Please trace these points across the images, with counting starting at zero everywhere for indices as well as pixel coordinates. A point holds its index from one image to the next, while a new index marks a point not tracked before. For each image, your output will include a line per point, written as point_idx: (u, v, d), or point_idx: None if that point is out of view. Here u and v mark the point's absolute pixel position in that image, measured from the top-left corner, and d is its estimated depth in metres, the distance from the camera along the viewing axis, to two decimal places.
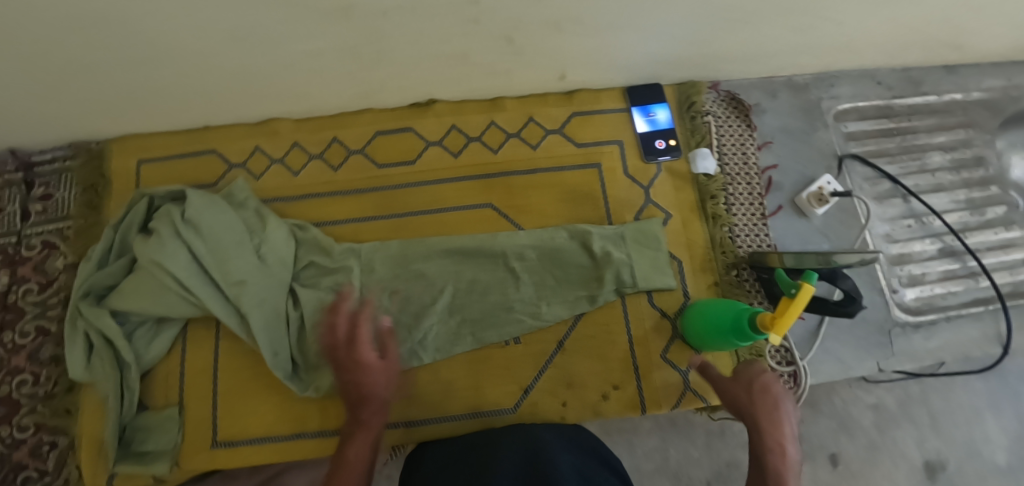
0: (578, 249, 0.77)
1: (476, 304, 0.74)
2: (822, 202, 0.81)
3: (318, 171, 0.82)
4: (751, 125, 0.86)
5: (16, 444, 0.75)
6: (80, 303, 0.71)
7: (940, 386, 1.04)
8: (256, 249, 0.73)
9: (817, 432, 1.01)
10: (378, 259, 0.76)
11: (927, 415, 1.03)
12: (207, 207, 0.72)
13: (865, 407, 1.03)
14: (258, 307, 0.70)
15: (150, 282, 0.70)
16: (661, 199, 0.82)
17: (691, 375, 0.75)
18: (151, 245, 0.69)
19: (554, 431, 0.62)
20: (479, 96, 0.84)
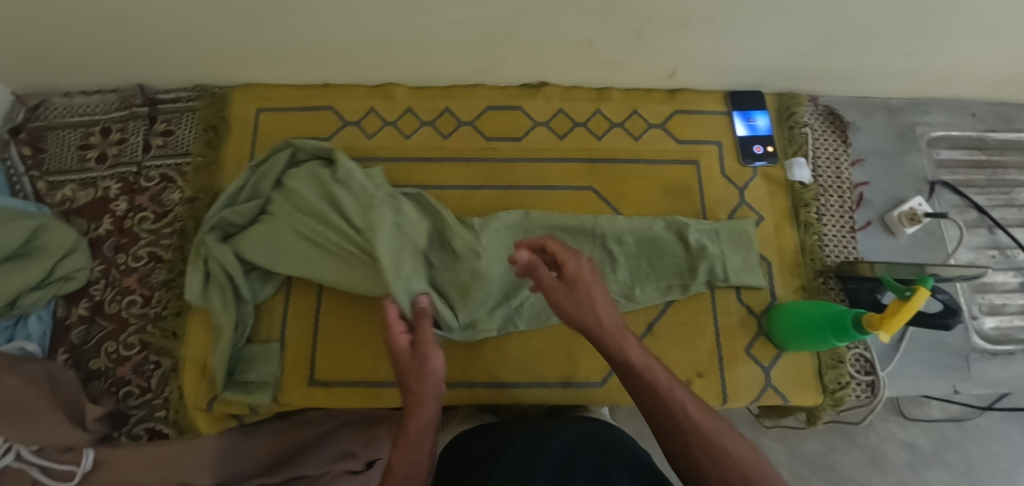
0: (672, 239, 0.79)
1: None
2: (914, 221, 0.83)
3: (429, 137, 0.86)
4: (847, 141, 0.89)
5: (121, 360, 0.79)
6: (206, 236, 0.74)
7: (980, 433, 1.04)
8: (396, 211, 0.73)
9: (848, 463, 1.02)
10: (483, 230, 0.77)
11: (961, 461, 1.02)
12: (338, 166, 0.76)
13: (899, 445, 1.03)
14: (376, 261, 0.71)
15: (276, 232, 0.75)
16: (756, 201, 0.84)
17: (773, 373, 0.77)
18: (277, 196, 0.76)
19: (575, 430, 0.62)
20: (588, 84, 0.88)
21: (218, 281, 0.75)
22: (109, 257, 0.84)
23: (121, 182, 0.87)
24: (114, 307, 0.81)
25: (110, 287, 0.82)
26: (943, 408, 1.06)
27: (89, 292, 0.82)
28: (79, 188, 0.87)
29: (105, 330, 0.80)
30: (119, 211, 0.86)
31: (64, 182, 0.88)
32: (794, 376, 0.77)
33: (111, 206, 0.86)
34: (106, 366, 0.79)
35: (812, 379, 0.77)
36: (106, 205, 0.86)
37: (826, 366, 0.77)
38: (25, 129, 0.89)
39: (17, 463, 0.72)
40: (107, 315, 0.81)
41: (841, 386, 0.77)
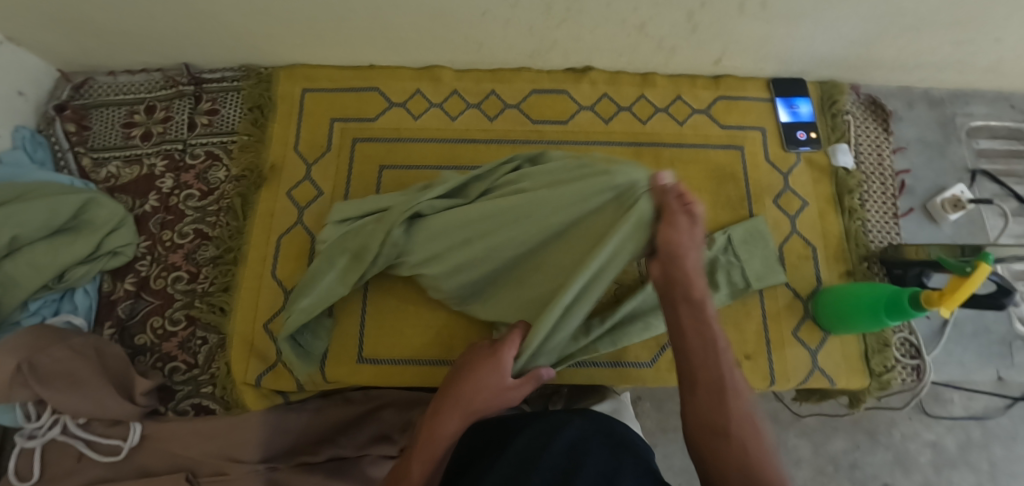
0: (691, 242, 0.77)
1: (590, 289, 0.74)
2: (957, 208, 0.84)
3: (475, 119, 0.87)
4: (888, 129, 0.90)
5: (167, 335, 0.78)
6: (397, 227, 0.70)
7: (1004, 434, 1.05)
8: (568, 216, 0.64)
9: (873, 461, 1.02)
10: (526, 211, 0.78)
11: (987, 462, 1.03)
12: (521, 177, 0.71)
13: (924, 444, 1.04)
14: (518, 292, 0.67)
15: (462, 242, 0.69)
16: (800, 187, 0.85)
17: (819, 356, 0.77)
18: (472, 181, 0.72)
19: (584, 422, 0.54)
20: (633, 69, 0.89)
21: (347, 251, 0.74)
22: (155, 233, 0.84)
23: (166, 160, 0.87)
24: (160, 283, 0.81)
25: (155, 264, 0.82)
26: (967, 406, 1.06)
27: (135, 268, 0.82)
28: (123, 165, 0.88)
29: (151, 305, 0.80)
30: (165, 188, 0.86)
31: (109, 159, 0.88)
32: (841, 360, 0.77)
33: (156, 183, 0.86)
34: (152, 341, 0.79)
35: (858, 362, 0.77)
36: (152, 182, 0.86)
37: (872, 349, 0.78)
38: (69, 106, 0.90)
39: (63, 436, 0.71)
40: (153, 291, 0.81)
41: (887, 370, 0.77)
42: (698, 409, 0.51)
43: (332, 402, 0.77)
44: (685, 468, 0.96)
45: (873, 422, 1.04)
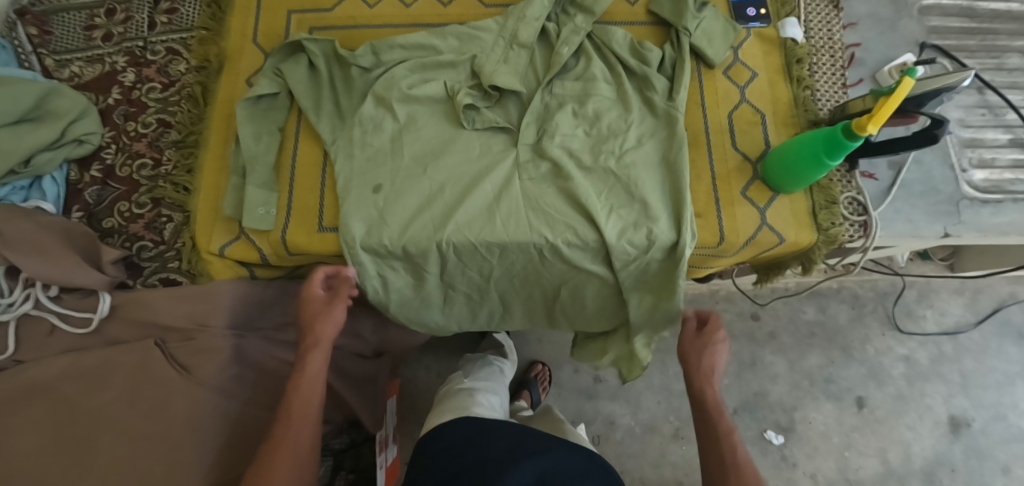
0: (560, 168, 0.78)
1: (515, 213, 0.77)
2: (904, 73, 0.85)
3: (430, 6, 0.88)
4: (838, 6, 0.90)
5: (134, 218, 0.80)
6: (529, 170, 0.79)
7: (974, 347, 1.21)
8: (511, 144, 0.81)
9: (846, 375, 1.19)
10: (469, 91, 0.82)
11: (957, 374, 1.19)
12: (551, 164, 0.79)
13: (897, 358, 1.20)
14: (709, 28, 0.85)
15: (372, 163, 0.79)
16: (749, 59, 0.86)
17: (767, 213, 0.79)
18: (708, 21, 0.85)
19: (563, 448, 0.61)
20: None
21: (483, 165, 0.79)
22: (119, 125, 0.85)
23: (127, 56, 0.88)
24: (125, 171, 0.83)
25: (120, 152, 0.83)
26: (937, 321, 1.23)
27: (100, 158, 0.83)
28: (86, 65, 0.89)
29: (118, 192, 0.82)
30: (127, 83, 0.87)
31: (72, 60, 0.89)
32: (789, 215, 0.79)
33: (118, 78, 0.87)
34: (119, 224, 0.81)
35: (806, 219, 0.79)
36: (114, 77, 0.87)
37: (820, 206, 0.79)
38: (30, 12, 0.91)
39: (35, 311, 0.73)
40: (119, 178, 0.82)
41: (834, 225, 0.79)
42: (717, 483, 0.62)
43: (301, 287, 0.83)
44: (662, 385, 1.14)
45: (846, 338, 1.21)
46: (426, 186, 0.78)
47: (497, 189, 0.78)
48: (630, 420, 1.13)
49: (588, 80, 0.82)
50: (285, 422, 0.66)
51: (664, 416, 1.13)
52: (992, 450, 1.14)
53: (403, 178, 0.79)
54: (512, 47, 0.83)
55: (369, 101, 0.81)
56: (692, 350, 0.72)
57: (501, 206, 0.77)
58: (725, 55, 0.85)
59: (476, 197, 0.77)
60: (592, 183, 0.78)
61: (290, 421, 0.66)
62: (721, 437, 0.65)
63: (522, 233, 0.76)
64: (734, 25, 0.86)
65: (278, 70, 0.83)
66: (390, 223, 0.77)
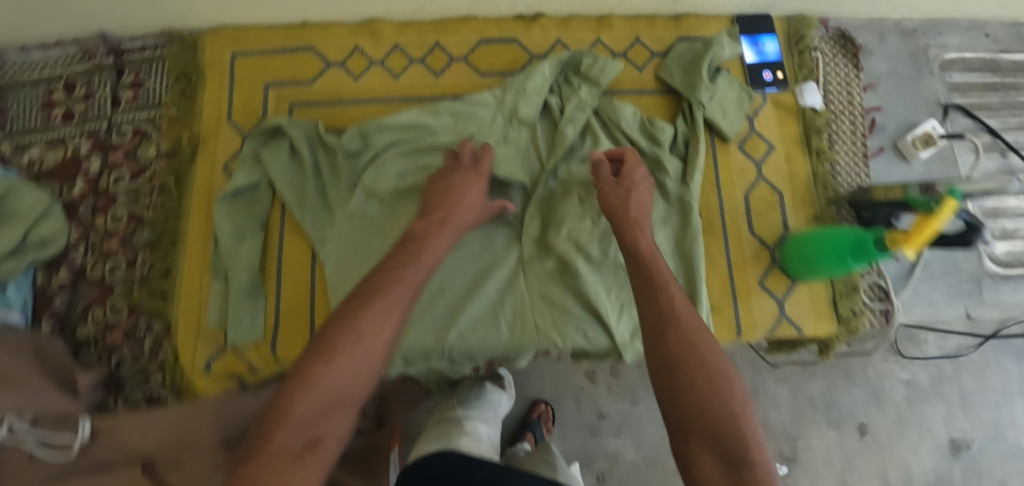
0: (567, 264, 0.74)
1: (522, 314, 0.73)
2: (928, 145, 0.81)
3: (421, 76, 0.81)
4: (858, 65, 0.85)
5: (111, 326, 0.75)
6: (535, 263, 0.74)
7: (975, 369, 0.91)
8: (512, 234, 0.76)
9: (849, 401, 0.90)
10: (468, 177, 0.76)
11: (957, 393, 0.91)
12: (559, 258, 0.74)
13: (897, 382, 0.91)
14: (723, 97, 0.79)
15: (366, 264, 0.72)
16: (765, 130, 0.81)
17: (787, 304, 0.75)
18: (722, 90, 0.79)
19: None
20: (586, 12, 0.84)
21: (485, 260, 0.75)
22: (87, 220, 0.78)
23: (91, 140, 0.81)
24: (97, 272, 0.76)
25: (90, 252, 0.77)
26: (938, 345, 0.94)
27: (68, 259, 0.77)
28: (47, 149, 0.81)
29: (89, 296, 0.76)
30: (92, 171, 0.80)
31: (30, 144, 0.82)
32: (809, 306, 0.75)
33: (83, 167, 0.80)
34: (95, 332, 0.75)
35: (827, 309, 0.75)
36: (78, 165, 0.80)
37: (841, 295, 0.75)
38: None
39: None
40: (91, 281, 0.77)
41: (855, 314, 0.76)
42: (673, 412, 0.43)
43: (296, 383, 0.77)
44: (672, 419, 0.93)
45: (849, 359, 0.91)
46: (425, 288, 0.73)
47: (502, 289, 0.74)
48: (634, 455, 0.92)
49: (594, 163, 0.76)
50: (372, 300, 0.49)
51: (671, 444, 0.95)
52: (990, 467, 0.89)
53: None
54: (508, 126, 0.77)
55: (359, 194, 0.74)
56: (618, 199, 0.63)
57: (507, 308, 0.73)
58: (741, 126, 0.79)
59: (480, 297, 0.73)
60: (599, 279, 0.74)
61: (378, 297, 0.49)
62: (665, 322, 0.48)
63: (532, 336, 0.72)
64: (749, 90, 0.81)
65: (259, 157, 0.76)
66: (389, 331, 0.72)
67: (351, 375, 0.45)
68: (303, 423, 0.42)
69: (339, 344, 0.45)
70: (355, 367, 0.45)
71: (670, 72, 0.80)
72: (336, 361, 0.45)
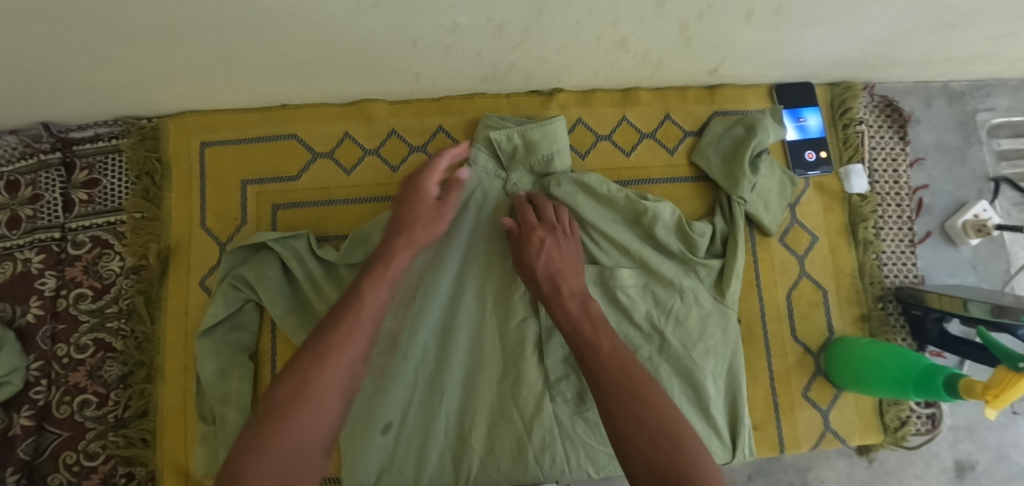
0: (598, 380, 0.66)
1: (550, 447, 0.65)
2: (982, 233, 0.74)
3: (423, 166, 0.72)
4: (905, 137, 0.77)
5: (85, 473, 0.66)
6: (561, 386, 0.66)
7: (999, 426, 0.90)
8: (536, 349, 0.66)
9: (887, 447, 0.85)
10: (478, 291, 0.67)
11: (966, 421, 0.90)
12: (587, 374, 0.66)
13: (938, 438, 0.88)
14: (765, 189, 0.71)
15: (377, 400, 0.63)
16: (809, 219, 0.73)
17: (831, 416, 0.70)
18: (764, 179, 0.70)
19: None
20: (610, 85, 0.73)
21: (507, 383, 0.65)
22: (45, 350, 0.68)
23: (41, 253, 0.69)
24: (64, 410, 0.67)
25: (54, 387, 0.67)
26: None
27: (28, 397, 0.66)
28: None
29: (59, 438, 0.67)
30: (47, 291, 0.69)
31: None
32: (854, 417, 0.70)
33: (35, 285, 0.69)
34: (69, 480, 0.66)
35: (872, 419, 0.71)
36: (29, 284, 0.69)
37: (888, 403, 0.70)
38: None
39: None
40: (58, 421, 0.67)
41: (902, 422, 0.71)
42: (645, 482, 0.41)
43: None
44: None
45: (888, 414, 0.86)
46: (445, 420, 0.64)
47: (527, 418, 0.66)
48: None
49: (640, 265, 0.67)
50: (327, 354, 0.51)
51: None
52: None
53: (417, 413, 0.64)
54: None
55: None
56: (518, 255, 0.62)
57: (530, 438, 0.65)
58: (782, 218, 0.72)
59: (503, 428, 0.65)
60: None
61: (325, 357, 0.50)
62: (631, 398, 0.47)
63: (561, 469, 0.65)
64: (791, 176, 0.72)
65: (236, 279, 0.65)
66: (402, 462, 0.64)
67: (327, 424, 0.49)
68: (286, 446, 0.45)
69: (332, 357, 0.51)
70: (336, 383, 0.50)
71: (704, 157, 0.72)
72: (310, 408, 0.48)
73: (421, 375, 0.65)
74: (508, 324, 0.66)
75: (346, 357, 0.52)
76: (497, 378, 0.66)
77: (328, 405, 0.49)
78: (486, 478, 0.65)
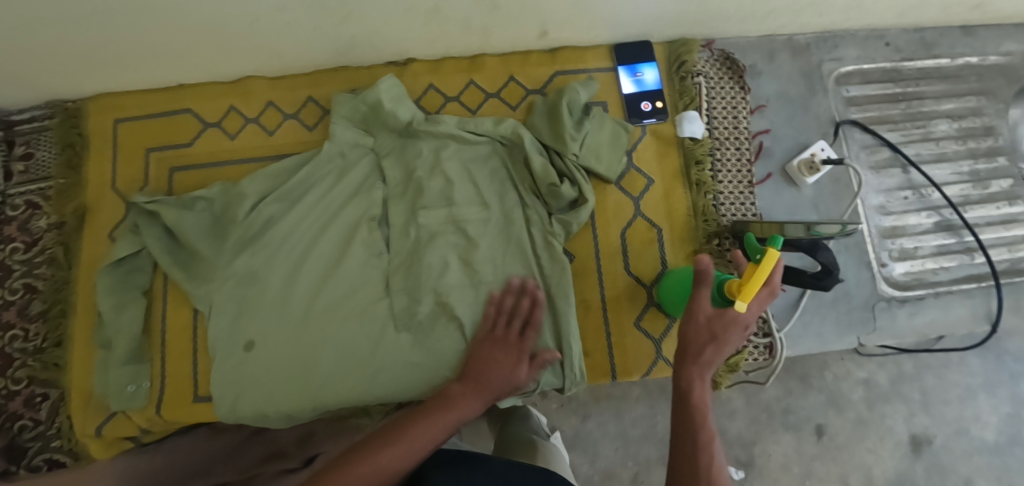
0: (433, 309, 0.74)
1: (389, 368, 0.73)
2: (813, 170, 0.78)
3: (295, 132, 0.82)
4: (745, 87, 0.82)
5: (11, 395, 0.78)
6: (405, 314, 0.74)
7: (937, 363, 0.97)
8: (385, 281, 0.76)
9: (806, 405, 0.96)
10: (336, 228, 0.76)
11: (918, 392, 0.97)
12: (426, 306, 0.74)
13: (855, 382, 0.97)
14: (596, 137, 0.77)
15: (239, 320, 0.75)
16: (644, 164, 0.79)
17: (663, 344, 0.75)
18: (593, 130, 0.77)
19: None
20: (457, 53, 0.83)
21: (359, 311, 0.75)
22: None
23: None
24: None
25: None
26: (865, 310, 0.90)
27: None
28: None
29: None
30: None
31: None
32: None
33: None
34: None
35: None
36: None
37: None
38: None
39: None
40: None
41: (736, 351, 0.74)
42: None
43: (193, 438, 0.80)
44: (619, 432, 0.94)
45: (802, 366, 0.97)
46: (305, 343, 0.74)
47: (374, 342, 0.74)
48: (587, 470, 0.93)
49: (486, 205, 0.76)
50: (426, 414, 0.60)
51: (623, 460, 0.94)
52: (954, 464, 0.95)
53: (281, 340, 0.74)
54: (377, 181, 0.78)
55: (245, 254, 0.75)
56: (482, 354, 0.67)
57: (376, 360, 0.73)
58: (620, 165, 0.77)
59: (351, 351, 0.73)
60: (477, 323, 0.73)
61: (396, 444, 0.56)
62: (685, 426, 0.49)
63: (405, 390, 0.72)
64: (625, 124, 0.78)
65: (136, 224, 0.77)
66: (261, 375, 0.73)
67: None
68: None
69: (407, 435, 0.57)
70: (394, 463, 0.55)
71: (538, 112, 0.79)
72: (371, 466, 0.54)
73: (285, 302, 0.75)
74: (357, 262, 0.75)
75: (393, 455, 0.55)
76: (350, 307, 0.75)
77: (393, 456, 0.55)
78: (336, 396, 0.72)
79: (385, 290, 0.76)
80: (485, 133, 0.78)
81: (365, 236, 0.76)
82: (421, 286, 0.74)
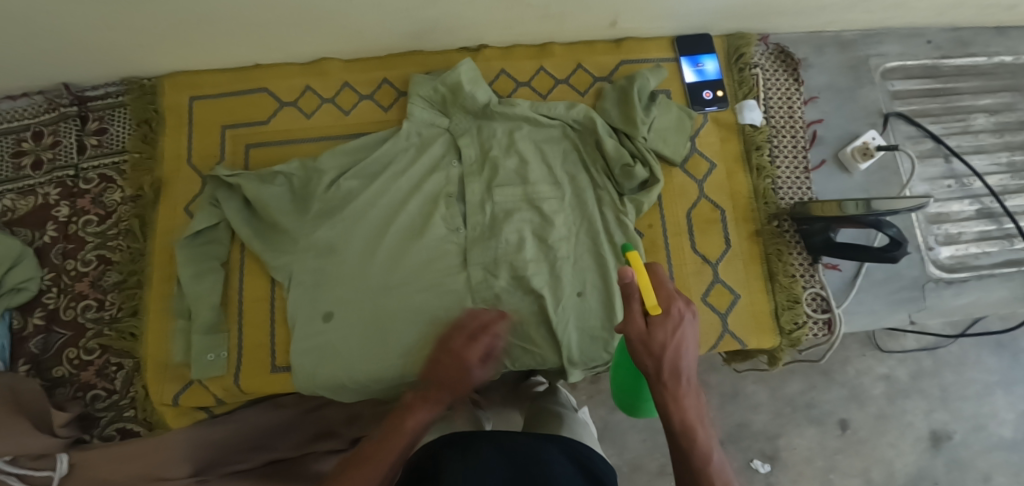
0: (510, 282, 0.76)
1: None
2: (867, 156, 0.82)
3: (370, 111, 0.85)
4: (799, 78, 0.87)
5: (84, 365, 0.79)
6: (483, 287, 0.76)
7: (954, 360, 1.01)
8: (461, 255, 0.78)
9: (828, 399, 0.98)
10: (415, 203, 0.79)
11: (938, 388, 1.00)
12: (503, 278, 0.76)
13: (877, 378, 1.00)
14: (664, 121, 0.81)
15: (318, 291, 0.76)
16: (707, 148, 0.83)
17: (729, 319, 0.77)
18: (661, 115, 0.81)
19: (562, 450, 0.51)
20: (528, 41, 0.86)
21: (438, 282, 0.77)
22: (57, 264, 0.82)
23: (58, 187, 0.84)
24: (70, 313, 0.80)
25: (62, 294, 0.81)
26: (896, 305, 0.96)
27: (41, 302, 0.80)
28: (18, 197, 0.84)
29: (65, 336, 0.80)
30: (62, 216, 0.83)
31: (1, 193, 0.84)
32: (751, 321, 0.77)
33: (52, 213, 0.84)
34: (70, 372, 0.79)
35: (768, 322, 0.77)
36: (49, 212, 0.84)
37: (782, 307, 0.78)
38: None
39: None
40: (64, 322, 0.80)
41: (797, 326, 0.78)
42: None
43: (257, 409, 0.80)
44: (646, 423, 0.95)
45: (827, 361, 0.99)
46: (385, 313, 0.75)
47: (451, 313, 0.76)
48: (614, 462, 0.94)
49: (559, 184, 0.79)
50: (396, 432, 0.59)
51: (650, 452, 0.95)
52: (974, 460, 0.98)
53: (359, 310, 0.75)
54: (452, 160, 0.81)
55: (325, 227, 0.77)
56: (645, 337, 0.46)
57: None
58: (685, 149, 0.81)
59: (428, 323, 0.75)
60: (552, 296, 0.75)
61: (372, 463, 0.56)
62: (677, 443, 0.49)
63: None
64: (689, 111, 0.82)
65: (215, 197, 0.79)
66: (341, 345, 0.74)
67: None
68: None
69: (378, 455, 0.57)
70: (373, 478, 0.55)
71: (607, 98, 0.83)
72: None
73: (364, 274, 0.76)
74: (433, 237, 0.78)
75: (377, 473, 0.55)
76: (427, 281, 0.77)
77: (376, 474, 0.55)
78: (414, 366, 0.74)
79: (462, 264, 0.78)
80: (558, 117, 0.81)
81: (441, 212, 0.78)
82: (498, 261, 0.77)
